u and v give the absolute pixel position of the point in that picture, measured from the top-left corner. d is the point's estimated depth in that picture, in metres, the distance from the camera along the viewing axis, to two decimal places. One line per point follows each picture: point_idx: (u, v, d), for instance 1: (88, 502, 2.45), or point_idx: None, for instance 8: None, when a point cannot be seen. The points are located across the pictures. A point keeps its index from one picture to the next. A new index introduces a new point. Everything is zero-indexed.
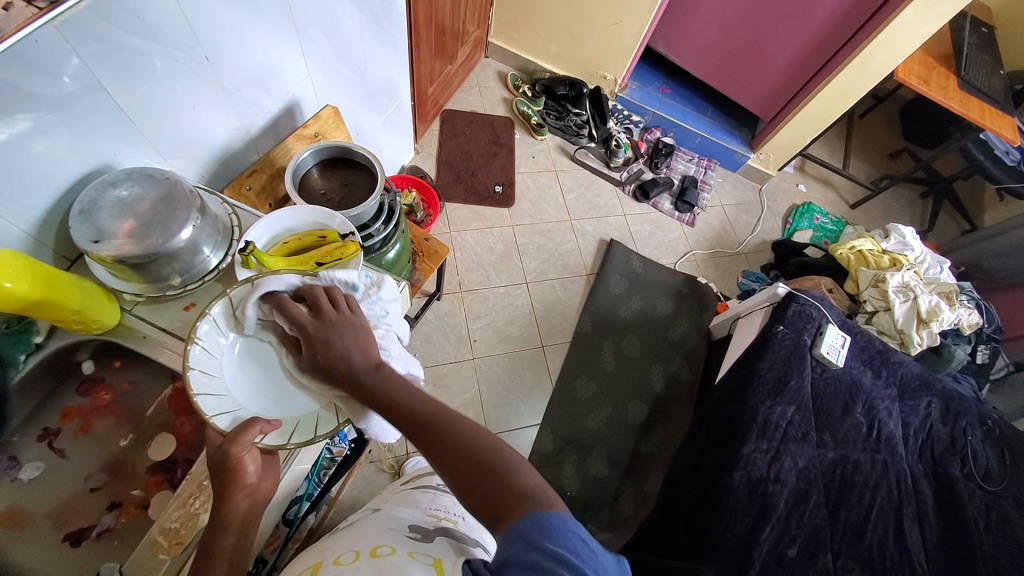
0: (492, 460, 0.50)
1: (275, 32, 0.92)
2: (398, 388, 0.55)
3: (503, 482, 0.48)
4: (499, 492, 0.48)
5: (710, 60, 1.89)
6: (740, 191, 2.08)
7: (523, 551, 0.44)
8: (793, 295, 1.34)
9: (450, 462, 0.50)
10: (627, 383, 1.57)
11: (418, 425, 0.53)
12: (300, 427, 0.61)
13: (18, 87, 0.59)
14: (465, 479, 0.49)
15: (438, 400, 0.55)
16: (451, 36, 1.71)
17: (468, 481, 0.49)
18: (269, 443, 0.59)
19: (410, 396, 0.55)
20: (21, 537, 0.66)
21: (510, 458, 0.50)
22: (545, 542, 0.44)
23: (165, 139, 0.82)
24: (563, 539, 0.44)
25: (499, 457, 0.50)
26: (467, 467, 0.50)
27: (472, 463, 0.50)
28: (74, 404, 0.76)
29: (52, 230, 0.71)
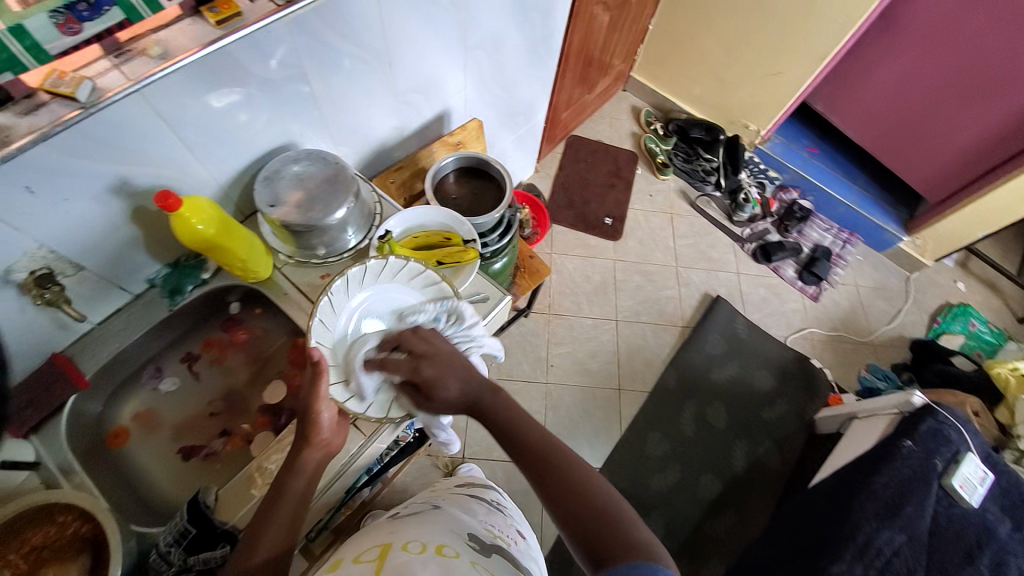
0: (602, 502, 0.55)
1: (449, 47, 1.01)
2: (520, 417, 0.62)
3: (613, 530, 0.52)
4: (608, 538, 0.51)
5: (872, 128, 1.70)
6: (881, 275, 1.83)
7: None
8: (931, 409, 1.13)
9: (563, 499, 0.55)
10: (704, 453, 1.44)
11: (536, 458, 0.59)
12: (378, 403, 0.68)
13: (243, 66, 0.70)
14: (578, 516, 0.54)
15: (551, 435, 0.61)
16: (597, 67, 1.74)
17: (577, 518, 0.54)
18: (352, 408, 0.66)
19: (529, 428, 0.61)
20: (150, 439, 0.81)
21: (616, 508, 0.54)
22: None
23: (338, 127, 0.92)
24: None
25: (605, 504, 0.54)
26: (575, 507, 0.54)
27: (584, 504, 0.54)
28: (216, 336, 0.88)
29: (237, 186, 0.83)
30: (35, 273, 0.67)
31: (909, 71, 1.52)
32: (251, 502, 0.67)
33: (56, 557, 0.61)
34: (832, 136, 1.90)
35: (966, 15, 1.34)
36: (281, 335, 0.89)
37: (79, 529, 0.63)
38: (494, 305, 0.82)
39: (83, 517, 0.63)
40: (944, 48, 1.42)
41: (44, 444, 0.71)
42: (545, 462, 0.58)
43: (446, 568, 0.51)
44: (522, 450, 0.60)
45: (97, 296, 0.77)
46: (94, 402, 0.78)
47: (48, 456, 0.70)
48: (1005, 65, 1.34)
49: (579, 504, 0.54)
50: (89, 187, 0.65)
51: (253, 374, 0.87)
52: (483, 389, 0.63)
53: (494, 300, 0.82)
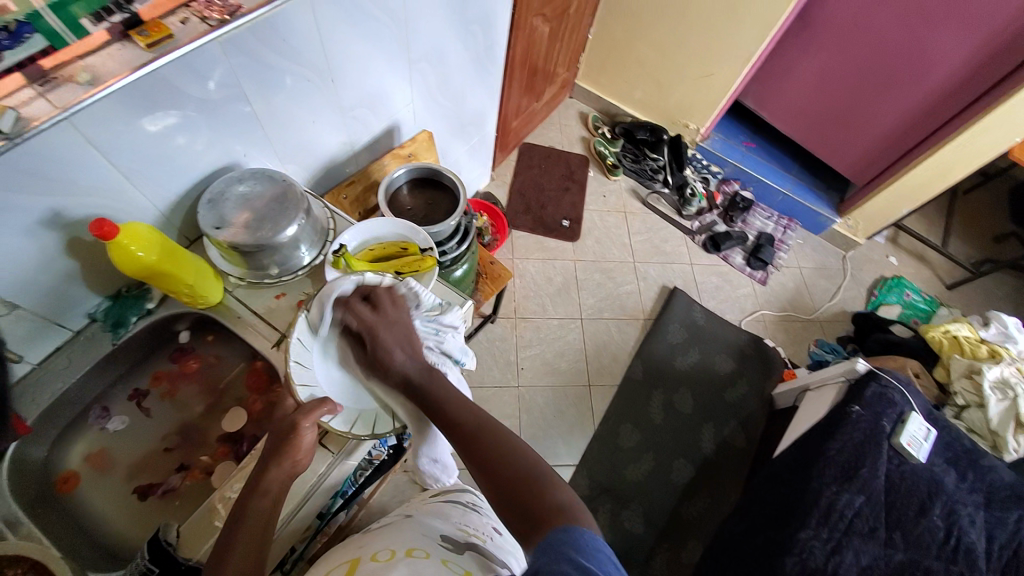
0: (527, 469, 0.53)
1: (392, 62, 1.02)
2: (450, 396, 0.61)
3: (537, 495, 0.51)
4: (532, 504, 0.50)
5: (800, 120, 1.83)
6: (821, 255, 1.97)
7: (555, 564, 0.42)
8: (874, 374, 1.22)
9: (488, 472, 0.54)
10: (674, 439, 1.49)
11: (462, 431, 0.58)
12: (362, 419, 0.66)
13: (179, 88, 0.68)
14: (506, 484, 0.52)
15: (483, 413, 0.59)
16: (542, 75, 1.80)
17: (509, 489, 0.52)
18: (335, 426, 0.65)
19: (457, 402, 0.61)
20: (101, 482, 0.77)
21: (541, 473, 0.53)
22: (578, 555, 0.42)
23: (284, 145, 0.91)
24: (596, 559, 0.43)
25: (530, 469, 0.53)
26: (501, 476, 0.53)
27: (510, 473, 0.53)
28: (164, 368, 0.85)
29: (180, 211, 0.81)
30: None
31: (825, 66, 1.65)
32: (214, 535, 0.64)
33: None
34: (765, 130, 2.04)
35: (870, 12, 1.48)
36: (238, 360, 0.87)
37: None
38: (456, 310, 0.83)
39: (34, 569, 0.60)
40: (853, 42, 1.56)
41: None
42: (470, 435, 0.57)
43: (415, 569, 0.51)
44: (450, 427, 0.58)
45: (35, 336, 0.73)
46: (38, 446, 0.73)
47: None
48: (903, 55, 1.49)
49: (505, 472, 0.53)
50: (18, 221, 0.62)
51: (210, 405, 0.85)
52: (418, 367, 0.63)
53: (455, 306, 0.84)
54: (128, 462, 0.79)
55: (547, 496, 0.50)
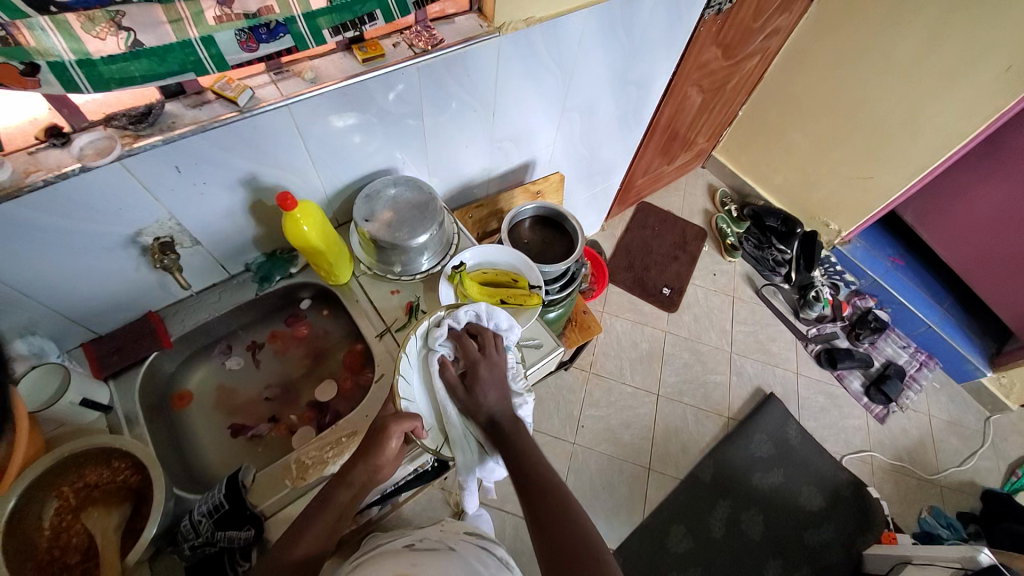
0: (568, 515, 0.56)
1: (548, 106, 1.08)
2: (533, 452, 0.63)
3: (542, 495, 0.58)
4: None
5: (967, 250, 1.60)
6: (960, 410, 1.67)
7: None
8: (999, 574, 0.98)
9: (535, 502, 0.58)
10: (730, 563, 1.32)
11: (540, 492, 0.59)
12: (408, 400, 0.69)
13: (372, 97, 0.78)
14: (548, 522, 0.56)
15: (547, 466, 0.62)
16: (681, 142, 1.79)
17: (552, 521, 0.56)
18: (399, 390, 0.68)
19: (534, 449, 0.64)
20: (202, 409, 0.86)
21: (555, 489, 0.59)
22: None
23: (436, 160, 1.00)
24: None
25: (553, 487, 0.59)
26: (559, 536, 0.54)
27: (535, 490, 0.59)
28: (281, 329, 0.94)
29: (340, 198, 0.92)
30: (159, 239, 0.76)
31: (1012, 200, 1.44)
32: (281, 492, 0.70)
33: (105, 499, 0.69)
34: (919, 251, 1.80)
35: None
36: (341, 338, 0.94)
37: (128, 478, 0.69)
38: (547, 353, 0.83)
39: (135, 468, 0.68)
40: None
41: (118, 391, 0.77)
42: (538, 486, 0.59)
43: None
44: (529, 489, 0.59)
45: (201, 270, 0.86)
46: (170, 361, 0.84)
47: (119, 403, 0.76)
48: None
49: (565, 533, 0.55)
50: (224, 178, 0.74)
51: (308, 370, 0.92)
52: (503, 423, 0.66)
53: (546, 349, 0.84)
54: (232, 398, 0.88)
55: (565, 512, 0.56)
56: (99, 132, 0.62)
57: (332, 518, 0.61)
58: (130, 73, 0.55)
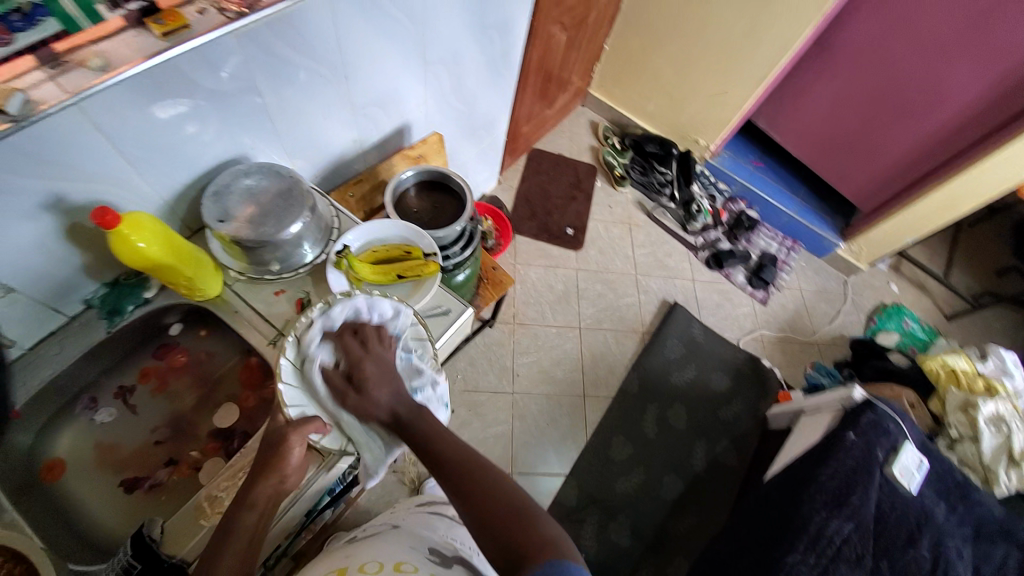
0: (495, 489, 0.57)
1: (406, 62, 1.02)
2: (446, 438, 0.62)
3: (470, 479, 0.58)
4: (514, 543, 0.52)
5: (809, 143, 1.83)
6: (823, 279, 1.97)
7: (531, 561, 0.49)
8: (870, 403, 1.21)
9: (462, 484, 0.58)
10: (666, 454, 1.49)
11: (454, 457, 0.60)
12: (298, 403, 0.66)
13: (192, 77, 0.68)
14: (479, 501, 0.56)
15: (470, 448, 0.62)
16: (557, 82, 1.80)
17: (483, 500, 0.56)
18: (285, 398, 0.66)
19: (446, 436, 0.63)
20: (81, 475, 0.76)
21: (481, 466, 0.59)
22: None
23: (293, 140, 0.91)
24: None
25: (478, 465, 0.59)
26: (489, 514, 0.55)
27: (463, 471, 0.59)
28: (152, 364, 0.83)
29: (185, 202, 0.81)
30: None
31: (840, 92, 1.65)
32: (199, 533, 0.65)
33: None
34: (774, 150, 2.03)
35: (889, 42, 1.47)
36: (233, 354, 0.86)
37: None
38: (456, 317, 0.83)
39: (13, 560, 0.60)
40: (868, 71, 1.56)
41: None
42: (460, 468, 0.59)
43: None
44: (445, 459, 0.60)
45: (26, 321, 0.72)
46: (22, 434, 0.73)
47: None
48: (922, 89, 1.49)
49: (495, 510, 0.55)
50: (18, 204, 0.62)
51: (202, 398, 0.84)
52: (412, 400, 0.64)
53: (454, 314, 0.84)
54: (114, 454, 0.78)
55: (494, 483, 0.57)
56: None
57: (243, 546, 0.57)
58: None
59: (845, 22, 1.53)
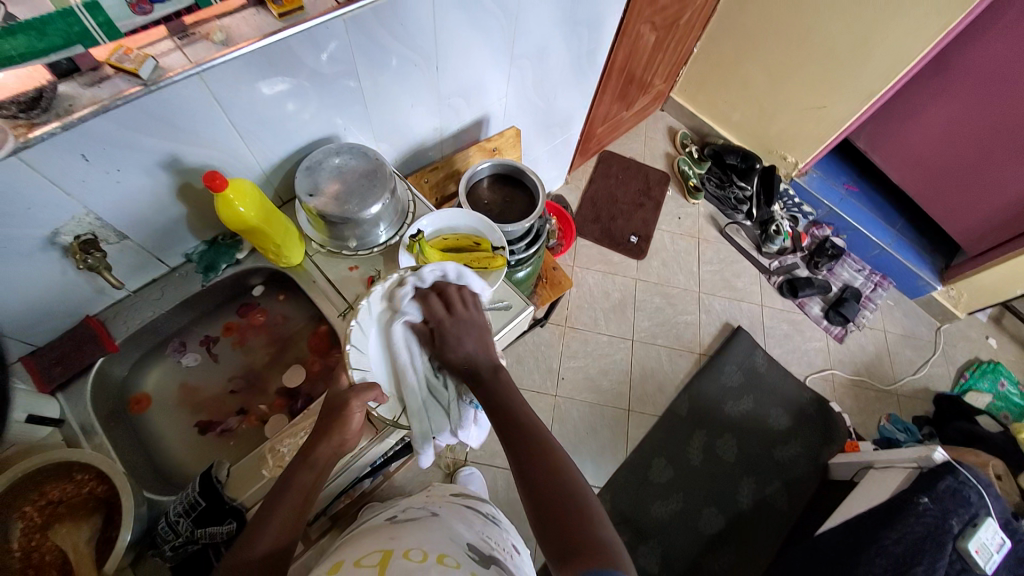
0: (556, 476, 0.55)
1: (495, 55, 1.02)
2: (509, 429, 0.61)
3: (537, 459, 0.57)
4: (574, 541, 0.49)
5: (914, 170, 1.65)
6: (911, 322, 1.78)
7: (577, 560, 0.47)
8: (951, 468, 1.07)
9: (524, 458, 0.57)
10: (709, 485, 1.41)
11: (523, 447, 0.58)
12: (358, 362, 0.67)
13: (299, 57, 0.71)
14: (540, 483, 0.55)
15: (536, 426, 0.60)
16: (638, 85, 1.74)
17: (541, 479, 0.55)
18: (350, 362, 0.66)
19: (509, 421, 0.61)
20: (165, 412, 0.83)
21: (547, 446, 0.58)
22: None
23: (381, 123, 0.93)
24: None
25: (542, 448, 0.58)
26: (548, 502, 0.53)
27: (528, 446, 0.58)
28: (235, 320, 0.90)
29: (280, 174, 0.86)
30: (80, 237, 0.69)
31: (955, 118, 1.47)
32: (260, 483, 0.69)
33: (71, 514, 0.66)
34: (872, 175, 1.85)
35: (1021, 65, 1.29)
36: (304, 320, 0.91)
37: (94, 488, 0.66)
38: (517, 313, 0.83)
39: (99, 478, 0.66)
40: (993, 97, 1.37)
41: (69, 402, 0.73)
42: (528, 444, 0.58)
43: None
44: (514, 447, 0.58)
45: (135, 267, 0.80)
46: (121, 366, 0.80)
47: (72, 414, 0.73)
48: None
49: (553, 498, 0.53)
50: (142, 162, 0.68)
51: (273, 357, 0.90)
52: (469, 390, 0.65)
53: (516, 310, 0.83)
54: (195, 396, 0.85)
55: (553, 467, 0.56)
56: None
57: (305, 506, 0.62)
58: (4, 50, 0.49)
59: (970, 40, 1.35)
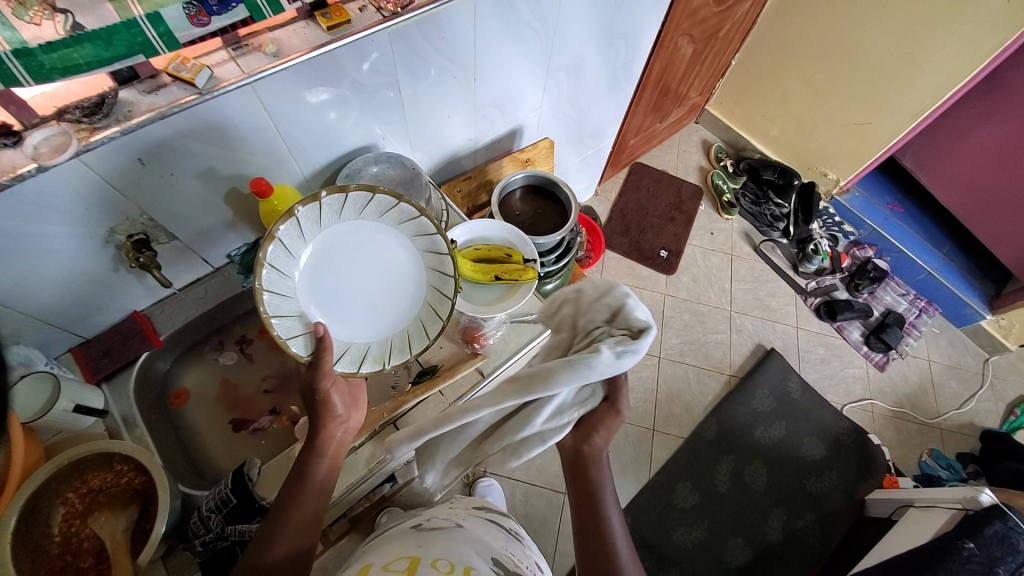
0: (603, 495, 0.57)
1: (532, 68, 1.02)
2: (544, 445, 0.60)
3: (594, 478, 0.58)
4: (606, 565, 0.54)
5: (965, 193, 1.57)
6: (959, 353, 1.68)
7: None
8: (1000, 511, 1.00)
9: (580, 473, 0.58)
10: (737, 514, 1.36)
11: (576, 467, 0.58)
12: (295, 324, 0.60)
13: (343, 68, 0.72)
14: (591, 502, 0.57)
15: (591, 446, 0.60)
16: (673, 98, 1.72)
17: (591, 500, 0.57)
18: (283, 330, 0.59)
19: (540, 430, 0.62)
20: (200, 408, 0.86)
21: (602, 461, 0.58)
22: None
23: (418, 134, 0.95)
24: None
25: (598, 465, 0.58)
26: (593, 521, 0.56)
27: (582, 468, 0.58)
28: (268, 323, 0.92)
29: (320, 180, 0.88)
30: (132, 236, 0.72)
31: (1014, 137, 1.39)
32: None
33: (110, 503, 0.67)
34: (920, 195, 1.77)
35: None
36: None
37: (131, 479, 0.68)
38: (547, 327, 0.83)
39: (137, 470, 0.68)
40: None
41: (112, 395, 0.77)
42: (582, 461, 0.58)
43: None
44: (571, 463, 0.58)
45: (179, 265, 0.82)
46: (162, 362, 0.83)
47: (115, 407, 0.76)
48: None
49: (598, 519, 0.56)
50: (193, 166, 0.70)
51: None
52: None
53: (545, 324, 0.83)
54: (230, 394, 0.88)
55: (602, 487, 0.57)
56: (54, 127, 0.58)
57: None
58: (73, 59, 0.51)
59: None
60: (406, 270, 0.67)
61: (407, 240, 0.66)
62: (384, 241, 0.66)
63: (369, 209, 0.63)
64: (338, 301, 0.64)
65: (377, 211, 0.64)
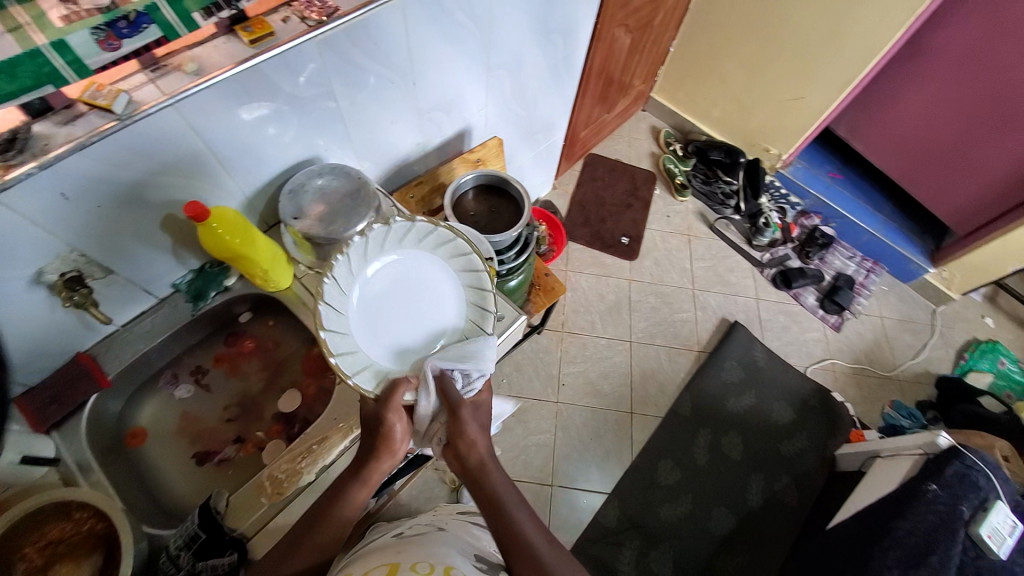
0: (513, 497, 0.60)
1: (471, 67, 1.03)
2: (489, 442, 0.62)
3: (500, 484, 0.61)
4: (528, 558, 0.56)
5: (898, 155, 1.66)
6: (908, 306, 1.78)
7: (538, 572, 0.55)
8: (958, 452, 1.05)
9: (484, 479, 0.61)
10: (718, 484, 1.40)
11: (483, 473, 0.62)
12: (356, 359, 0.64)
13: (274, 82, 0.71)
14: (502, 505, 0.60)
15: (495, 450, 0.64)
16: (618, 87, 1.76)
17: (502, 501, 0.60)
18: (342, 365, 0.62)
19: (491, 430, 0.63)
20: (161, 445, 0.82)
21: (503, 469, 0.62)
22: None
23: (363, 143, 0.94)
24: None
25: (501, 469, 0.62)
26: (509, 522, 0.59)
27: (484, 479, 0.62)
28: (224, 350, 0.90)
29: (264, 198, 0.86)
30: (65, 274, 0.69)
31: (935, 99, 1.48)
32: (261, 509, 0.68)
33: (71, 553, 0.64)
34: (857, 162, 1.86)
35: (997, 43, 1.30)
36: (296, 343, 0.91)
37: (92, 526, 0.65)
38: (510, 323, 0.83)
39: (98, 515, 0.65)
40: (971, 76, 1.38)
41: (63, 439, 0.72)
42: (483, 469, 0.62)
43: None
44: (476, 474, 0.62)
45: (123, 300, 0.79)
46: (115, 402, 0.80)
47: (67, 451, 0.72)
48: None
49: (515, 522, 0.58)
50: (123, 194, 0.67)
51: (267, 382, 0.89)
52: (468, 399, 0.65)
53: (508, 319, 0.83)
54: (192, 427, 0.85)
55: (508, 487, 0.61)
56: None
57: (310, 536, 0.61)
58: None
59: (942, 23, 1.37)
60: (447, 289, 0.70)
61: (444, 261, 0.70)
62: (421, 264, 0.70)
63: (410, 238, 0.69)
64: (386, 326, 0.67)
65: (418, 239, 0.69)
